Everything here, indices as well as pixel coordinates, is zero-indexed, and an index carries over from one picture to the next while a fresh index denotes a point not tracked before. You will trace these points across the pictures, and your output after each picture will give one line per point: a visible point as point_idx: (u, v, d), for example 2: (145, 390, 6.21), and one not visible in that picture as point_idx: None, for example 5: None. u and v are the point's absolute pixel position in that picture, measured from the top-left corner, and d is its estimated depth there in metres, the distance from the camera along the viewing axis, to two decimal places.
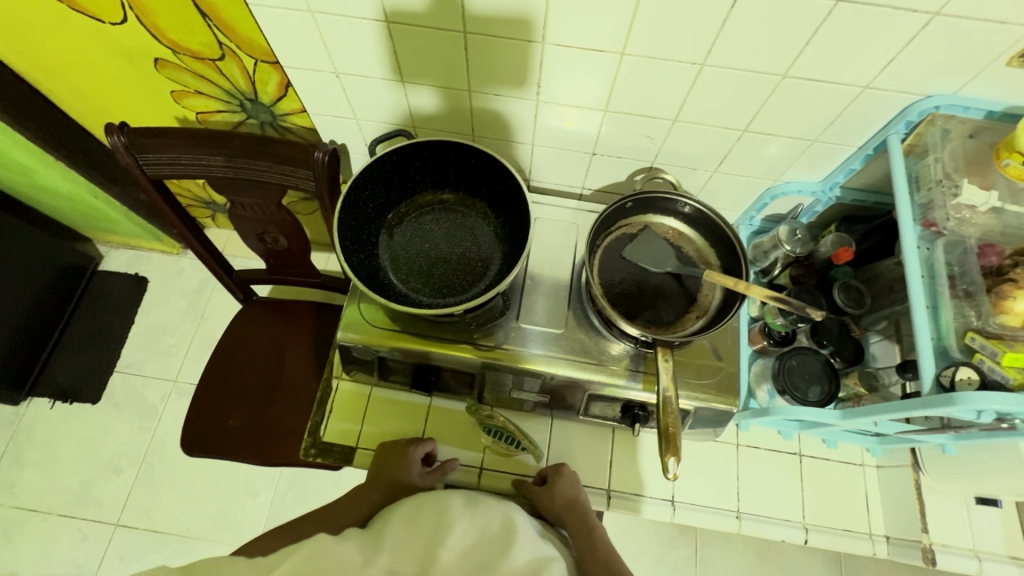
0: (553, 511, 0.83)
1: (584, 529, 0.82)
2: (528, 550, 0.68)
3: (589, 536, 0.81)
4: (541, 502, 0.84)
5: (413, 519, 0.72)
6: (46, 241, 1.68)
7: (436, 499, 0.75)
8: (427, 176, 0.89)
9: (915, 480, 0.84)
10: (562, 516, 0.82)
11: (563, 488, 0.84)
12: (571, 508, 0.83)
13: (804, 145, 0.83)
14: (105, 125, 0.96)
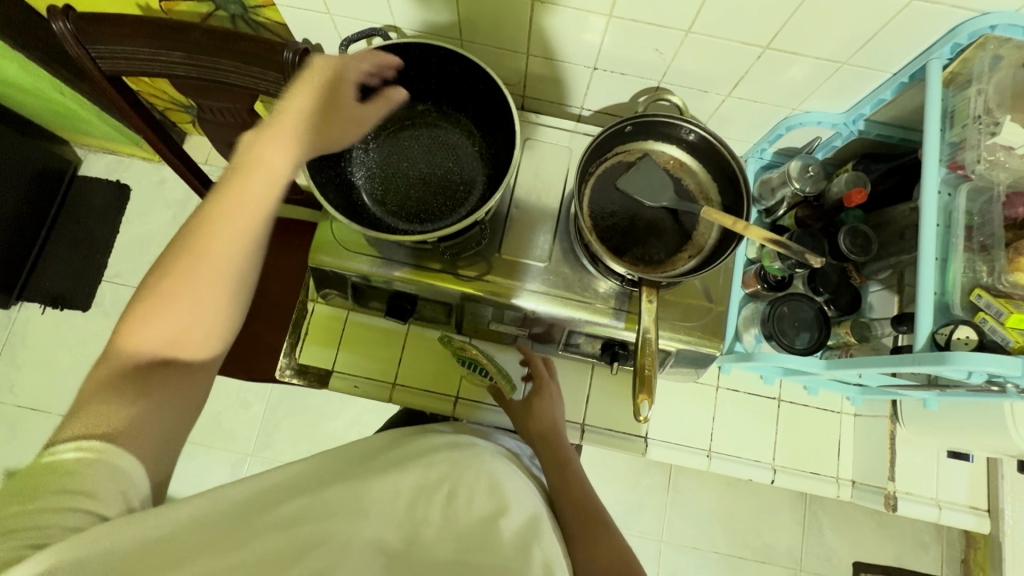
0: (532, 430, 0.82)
1: (564, 453, 0.79)
2: (517, 519, 0.61)
3: (568, 463, 0.78)
4: (519, 418, 0.84)
5: (390, 475, 0.61)
6: (16, 141, 1.59)
7: (421, 458, 0.66)
8: (406, 86, 0.80)
9: (890, 431, 0.83)
10: (542, 434, 0.81)
11: (542, 404, 0.84)
12: (550, 426, 0.82)
13: (832, 69, 0.73)
14: (47, 8, 0.85)
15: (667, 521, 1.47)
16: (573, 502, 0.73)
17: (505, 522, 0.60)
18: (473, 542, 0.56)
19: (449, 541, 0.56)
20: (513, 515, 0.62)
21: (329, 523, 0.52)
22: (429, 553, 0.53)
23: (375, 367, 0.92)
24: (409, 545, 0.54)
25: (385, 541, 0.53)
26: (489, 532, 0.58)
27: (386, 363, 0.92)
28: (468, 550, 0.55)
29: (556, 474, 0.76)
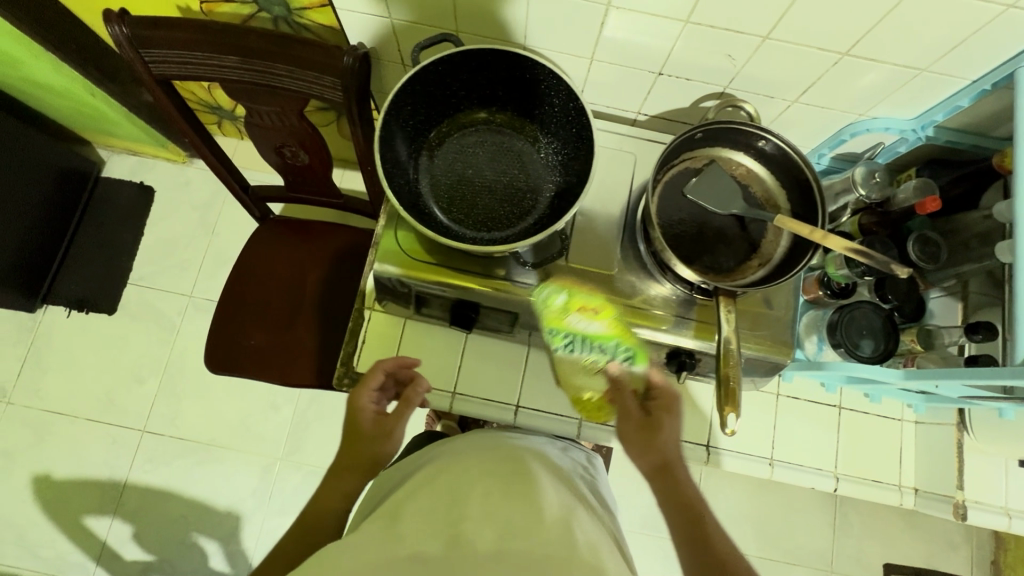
0: (656, 467, 0.74)
1: (697, 503, 0.71)
2: (556, 505, 0.63)
3: (704, 515, 0.70)
4: (641, 452, 0.75)
5: (424, 493, 0.63)
6: (43, 142, 1.57)
7: (450, 463, 0.68)
8: (472, 92, 0.79)
9: (958, 439, 0.83)
10: (670, 476, 0.73)
11: (664, 438, 0.75)
12: (676, 466, 0.74)
13: (910, 75, 0.73)
14: (102, 11, 0.83)
15: None
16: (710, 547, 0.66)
17: (544, 511, 0.61)
18: (511, 533, 0.57)
19: (487, 535, 0.57)
20: (548, 497, 0.63)
21: (372, 558, 0.54)
22: (471, 552, 0.55)
23: (433, 376, 0.90)
24: (452, 550, 0.55)
25: (425, 552, 0.55)
26: (529, 521, 0.59)
27: (445, 372, 0.90)
28: (507, 539, 0.56)
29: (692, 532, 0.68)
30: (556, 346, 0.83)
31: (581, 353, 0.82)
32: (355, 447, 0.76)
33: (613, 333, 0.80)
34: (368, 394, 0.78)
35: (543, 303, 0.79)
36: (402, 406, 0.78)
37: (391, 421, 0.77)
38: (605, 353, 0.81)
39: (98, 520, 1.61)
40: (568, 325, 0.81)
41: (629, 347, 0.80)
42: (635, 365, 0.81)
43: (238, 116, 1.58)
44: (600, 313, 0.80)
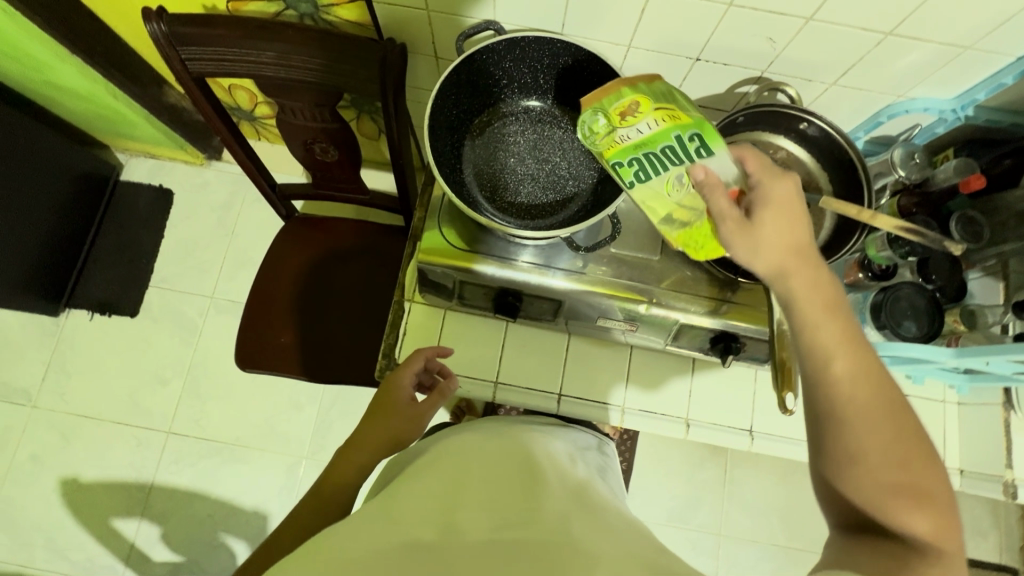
0: (767, 269, 0.56)
1: (830, 315, 0.53)
2: (568, 492, 0.55)
3: (840, 333, 0.52)
4: (746, 251, 0.56)
5: (422, 479, 0.56)
6: (65, 146, 1.58)
7: (452, 450, 0.61)
8: (513, 80, 0.80)
9: (1005, 418, 0.83)
10: (793, 285, 0.54)
11: (778, 233, 0.56)
12: (800, 264, 0.55)
13: (953, 54, 0.73)
14: (142, 9, 0.84)
15: (725, 514, 1.49)
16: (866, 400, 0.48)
17: (552, 495, 0.53)
18: (511, 518, 0.49)
19: (484, 521, 0.49)
20: (556, 482, 0.56)
21: (363, 540, 0.47)
22: (467, 538, 0.47)
23: (475, 365, 0.90)
24: (447, 536, 0.47)
25: (418, 538, 0.47)
26: (533, 506, 0.51)
27: (486, 362, 0.90)
28: (507, 526, 0.48)
29: (819, 349, 0.51)
30: (627, 182, 0.66)
31: (659, 172, 0.64)
32: (384, 418, 0.74)
33: (668, 124, 0.64)
34: (411, 372, 0.78)
35: (591, 134, 0.66)
36: (436, 396, 0.78)
37: (425, 405, 0.76)
38: (674, 153, 0.64)
39: (126, 521, 1.61)
40: (617, 144, 0.65)
41: (692, 129, 0.64)
42: (713, 151, 0.63)
43: (257, 117, 1.58)
44: (639, 106, 0.64)
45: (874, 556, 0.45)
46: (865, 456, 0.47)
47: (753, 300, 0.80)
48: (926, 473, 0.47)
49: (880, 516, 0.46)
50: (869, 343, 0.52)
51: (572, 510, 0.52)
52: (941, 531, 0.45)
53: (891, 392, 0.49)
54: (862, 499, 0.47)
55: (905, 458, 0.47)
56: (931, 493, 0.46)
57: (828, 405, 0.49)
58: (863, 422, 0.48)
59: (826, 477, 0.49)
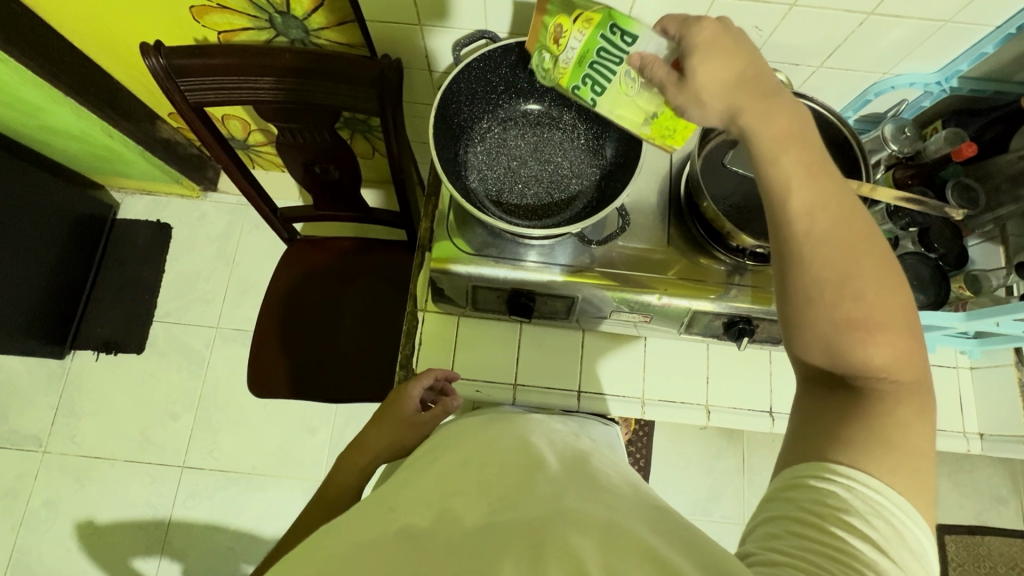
0: (721, 115, 0.53)
1: (791, 147, 0.48)
2: (562, 467, 0.55)
3: (801, 163, 0.48)
4: (696, 105, 0.55)
5: (421, 473, 0.57)
6: (61, 189, 1.58)
7: (449, 445, 0.62)
8: (510, 84, 0.82)
9: (1019, 377, 0.85)
10: (748, 123, 0.51)
11: (715, 80, 0.53)
12: (757, 99, 0.50)
13: (934, 28, 0.76)
14: (140, 45, 0.86)
15: (747, 504, 1.49)
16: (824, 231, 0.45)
17: (546, 475, 0.53)
18: (504, 503, 0.49)
19: (478, 508, 0.49)
20: (551, 462, 0.56)
21: (357, 534, 0.47)
22: (458, 525, 0.47)
23: (492, 369, 0.90)
24: (439, 523, 0.47)
25: (412, 525, 0.48)
26: (524, 486, 0.51)
27: (503, 364, 0.91)
28: (500, 510, 0.48)
29: (776, 184, 0.47)
30: (589, 100, 0.69)
31: (609, 79, 0.66)
32: (386, 421, 0.77)
33: (590, 29, 0.64)
34: (419, 385, 0.80)
35: (546, 72, 0.72)
36: (439, 412, 0.78)
37: (427, 417, 0.77)
38: (610, 54, 0.64)
39: (145, 561, 1.59)
40: (565, 70, 0.69)
41: (608, 21, 0.62)
42: (637, 35, 0.61)
43: (252, 145, 1.59)
44: (563, 27, 0.66)
45: (836, 410, 0.45)
46: (824, 288, 0.44)
47: (763, 281, 0.81)
48: (894, 303, 0.44)
49: (842, 354, 0.44)
50: (836, 169, 0.48)
51: (563, 487, 0.51)
52: (901, 358, 0.43)
53: (858, 219, 0.45)
54: (820, 343, 0.45)
55: (870, 290, 0.43)
56: (894, 320, 0.44)
57: (787, 242, 0.46)
58: (820, 255, 0.45)
59: (786, 319, 0.47)
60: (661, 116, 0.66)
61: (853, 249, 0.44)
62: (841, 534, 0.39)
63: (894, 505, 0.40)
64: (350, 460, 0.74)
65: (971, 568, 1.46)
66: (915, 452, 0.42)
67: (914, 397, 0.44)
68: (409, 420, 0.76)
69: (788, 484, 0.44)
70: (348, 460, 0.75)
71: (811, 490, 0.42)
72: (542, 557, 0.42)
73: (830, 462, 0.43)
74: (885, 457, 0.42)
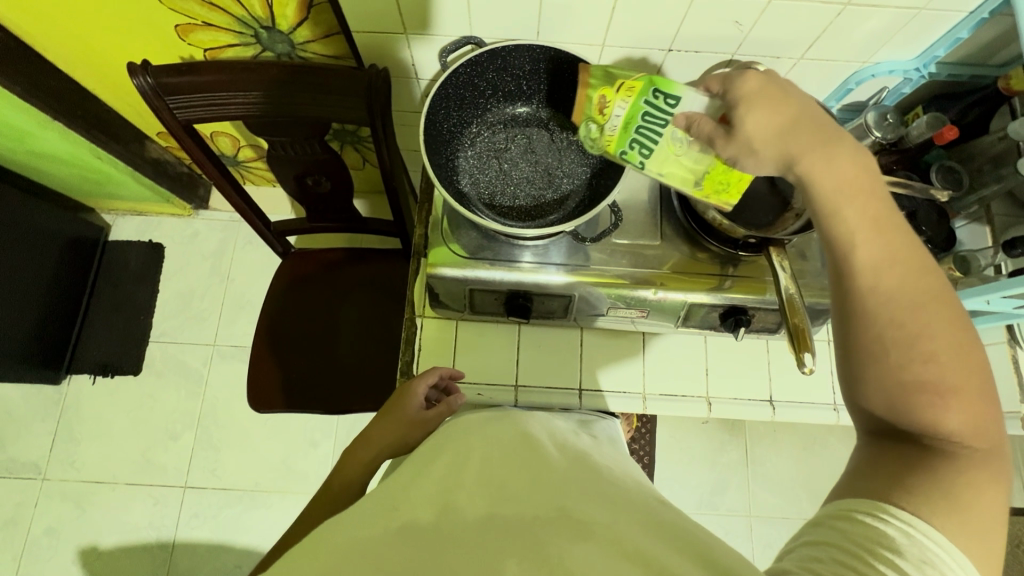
0: (775, 165, 0.53)
1: (854, 202, 0.48)
2: (561, 459, 0.56)
3: (866, 219, 0.48)
4: (748, 155, 0.55)
5: (423, 466, 0.58)
6: (52, 213, 1.58)
7: (448, 438, 0.62)
8: (499, 88, 0.83)
9: (1012, 354, 0.86)
10: (804, 173, 0.50)
11: (763, 131, 0.53)
12: (812, 149, 0.50)
13: (909, 16, 0.77)
14: (127, 65, 0.86)
15: (751, 495, 1.49)
16: (889, 291, 0.45)
17: (548, 468, 0.54)
18: (506, 494, 0.50)
19: (479, 501, 0.50)
20: (552, 454, 0.57)
21: (362, 530, 0.48)
22: (462, 520, 0.48)
23: (494, 372, 0.91)
24: (442, 518, 0.48)
25: (415, 521, 0.48)
26: (526, 480, 0.52)
27: (504, 366, 0.91)
28: (501, 505, 0.49)
29: (839, 240, 0.48)
30: (639, 163, 0.67)
31: (657, 142, 0.65)
32: (390, 418, 0.77)
33: (632, 96, 0.64)
34: (423, 383, 0.80)
35: (592, 141, 0.72)
36: (443, 411, 0.79)
37: (431, 415, 0.77)
38: (655, 117, 0.64)
39: None
40: (611, 138, 0.68)
41: (649, 87, 0.63)
42: (679, 96, 0.62)
43: (242, 161, 1.60)
44: (608, 97, 0.67)
45: (893, 462, 0.44)
46: (888, 348, 0.44)
47: (756, 271, 0.82)
48: (967, 366, 0.43)
49: (909, 413, 0.44)
50: (903, 223, 0.47)
51: (565, 482, 0.52)
52: (976, 424, 0.43)
53: (926, 277, 0.45)
54: (885, 400, 0.45)
55: (942, 351, 0.43)
56: (966, 384, 0.43)
57: (851, 298, 0.46)
58: (886, 317, 0.45)
59: (848, 371, 0.47)
60: (715, 171, 0.64)
61: (920, 309, 0.44)
62: (885, 573, 0.38)
63: (947, 555, 0.39)
64: (353, 456, 0.76)
65: None
66: (985, 516, 0.41)
67: (990, 464, 0.43)
68: (414, 418, 0.77)
69: (838, 513, 0.42)
70: (352, 455, 0.76)
71: (861, 526, 0.41)
72: (548, 556, 0.43)
73: (887, 503, 0.41)
74: (947, 511, 0.40)
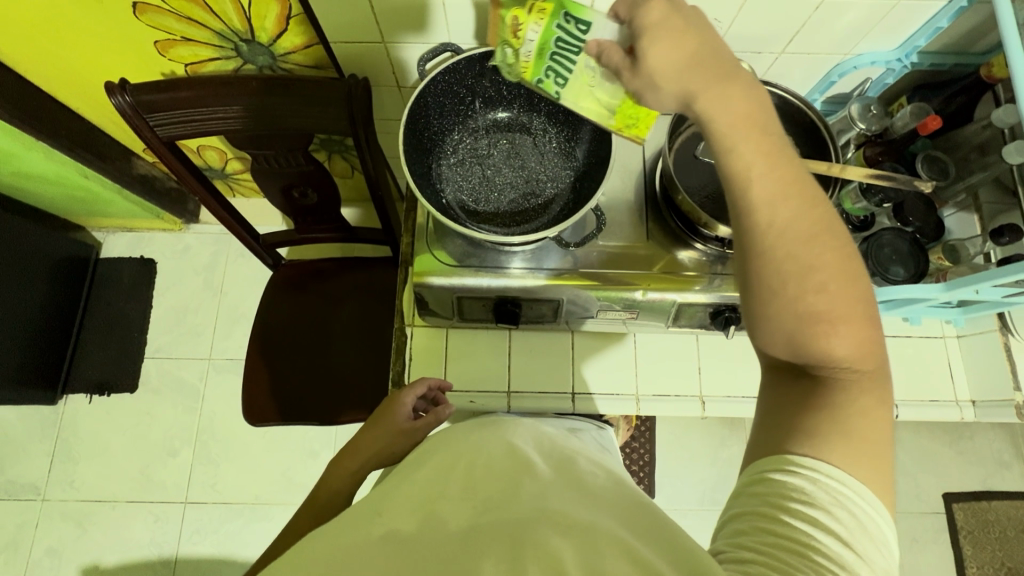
0: (675, 100, 0.50)
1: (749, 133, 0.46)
2: (547, 462, 0.56)
3: (758, 150, 0.45)
4: (652, 91, 0.52)
5: (411, 471, 0.58)
6: (41, 233, 1.57)
7: (435, 442, 0.63)
8: (479, 95, 0.83)
9: (1004, 342, 0.85)
10: (704, 109, 0.47)
11: (666, 63, 0.49)
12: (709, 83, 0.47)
13: (889, 7, 0.77)
14: (105, 84, 0.85)
15: None
16: (785, 225, 0.43)
17: (535, 481, 0.52)
18: (489, 505, 0.50)
19: (462, 511, 0.50)
20: (537, 459, 0.56)
21: (345, 541, 0.48)
22: (443, 529, 0.48)
23: (486, 378, 0.90)
24: (424, 527, 0.48)
25: (398, 530, 0.48)
26: (508, 486, 0.52)
27: (496, 372, 0.91)
28: (484, 513, 0.49)
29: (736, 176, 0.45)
30: (554, 93, 0.65)
31: (571, 71, 0.63)
32: (378, 429, 0.77)
33: (545, 19, 0.61)
34: (411, 395, 0.80)
35: (509, 67, 0.66)
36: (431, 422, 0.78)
37: (418, 428, 0.77)
38: (568, 44, 0.61)
39: None
40: (526, 66, 0.65)
41: (560, 11, 0.60)
42: (590, 21, 0.59)
43: (230, 174, 1.59)
44: (519, 18, 0.62)
45: (800, 402, 0.45)
46: (785, 284, 0.43)
47: None
48: (855, 292, 0.43)
49: (805, 347, 0.44)
50: (794, 154, 0.46)
51: (548, 488, 0.51)
52: (861, 349, 0.43)
53: (817, 206, 0.44)
54: (787, 339, 0.44)
55: (834, 282, 0.43)
56: (853, 312, 0.43)
57: (747, 235, 0.44)
58: (783, 254, 0.43)
59: (748, 309, 0.46)
60: (624, 106, 0.64)
61: (810, 243, 0.43)
62: (800, 527, 0.40)
63: (855, 494, 0.41)
64: (341, 466, 0.75)
65: (982, 535, 1.46)
66: (874, 438, 0.43)
67: (875, 387, 0.44)
68: (400, 429, 0.77)
69: (752, 479, 0.44)
70: (339, 466, 0.75)
71: (773, 483, 0.43)
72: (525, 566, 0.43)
73: (789, 454, 0.43)
74: (846, 445, 0.42)
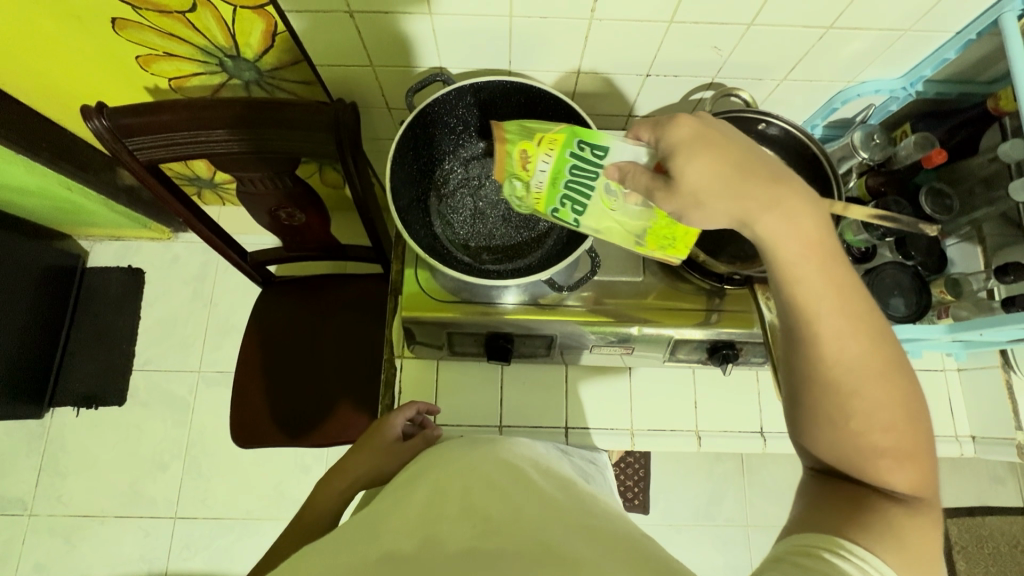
0: (724, 218, 0.50)
1: (815, 263, 0.47)
2: (545, 486, 0.56)
3: (826, 280, 0.47)
4: (695, 208, 0.51)
5: (408, 489, 0.57)
6: (25, 244, 1.53)
7: (433, 463, 0.62)
8: (469, 124, 0.80)
9: (1006, 379, 0.84)
10: (764, 233, 0.48)
11: (708, 183, 0.49)
12: (771, 207, 0.48)
13: (895, 37, 0.74)
14: (81, 109, 0.82)
15: (749, 506, 1.48)
16: (845, 358, 0.46)
17: (534, 504, 0.53)
18: (490, 525, 0.50)
19: (462, 531, 0.49)
20: (536, 484, 0.56)
21: (340, 563, 0.47)
22: (445, 551, 0.47)
23: (478, 413, 0.88)
24: (425, 549, 0.48)
25: (397, 550, 0.48)
26: (508, 508, 0.52)
27: (488, 407, 0.89)
28: (485, 535, 0.49)
29: (804, 309, 0.47)
30: (573, 219, 0.67)
31: (590, 197, 0.64)
32: (365, 451, 0.75)
33: (557, 149, 0.62)
34: (400, 417, 0.78)
35: (519, 199, 0.69)
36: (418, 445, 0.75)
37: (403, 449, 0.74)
38: (584, 170, 0.62)
39: None
40: (539, 195, 0.66)
41: (574, 139, 0.62)
42: (607, 146, 0.61)
43: (218, 183, 1.55)
44: (528, 152, 0.64)
45: (844, 504, 0.46)
46: (842, 412, 0.46)
47: (743, 304, 0.80)
48: (914, 430, 0.46)
49: (859, 466, 0.46)
50: (859, 282, 0.47)
51: (547, 513, 0.52)
52: (915, 473, 0.45)
53: (879, 338, 0.46)
54: (837, 458, 0.47)
55: (894, 418, 0.45)
56: (908, 438, 0.45)
57: (810, 363, 0.47)
58: (841, 383, 0.46)
59: (802, 425, 0.49)
60: (655, 227, 0.65)
61: (868, 372, 0.45)
62: None
63: None
64: (329, 485, 0.73)
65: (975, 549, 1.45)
66: (931, 549, 0.43)
67: (929, 503, 0.46)
68: (385, 451, 0.75)
69: (797, 550, 0.43)
70: (328, 484, 0.74)
71: (819, 562, 0.41)
72: None
73: (845, 540, 0.43)
74: (901, 549, 0.42)
